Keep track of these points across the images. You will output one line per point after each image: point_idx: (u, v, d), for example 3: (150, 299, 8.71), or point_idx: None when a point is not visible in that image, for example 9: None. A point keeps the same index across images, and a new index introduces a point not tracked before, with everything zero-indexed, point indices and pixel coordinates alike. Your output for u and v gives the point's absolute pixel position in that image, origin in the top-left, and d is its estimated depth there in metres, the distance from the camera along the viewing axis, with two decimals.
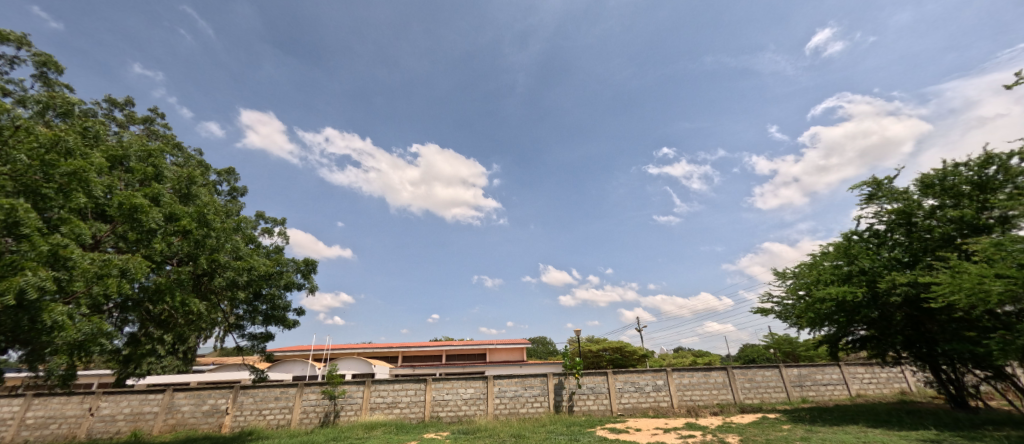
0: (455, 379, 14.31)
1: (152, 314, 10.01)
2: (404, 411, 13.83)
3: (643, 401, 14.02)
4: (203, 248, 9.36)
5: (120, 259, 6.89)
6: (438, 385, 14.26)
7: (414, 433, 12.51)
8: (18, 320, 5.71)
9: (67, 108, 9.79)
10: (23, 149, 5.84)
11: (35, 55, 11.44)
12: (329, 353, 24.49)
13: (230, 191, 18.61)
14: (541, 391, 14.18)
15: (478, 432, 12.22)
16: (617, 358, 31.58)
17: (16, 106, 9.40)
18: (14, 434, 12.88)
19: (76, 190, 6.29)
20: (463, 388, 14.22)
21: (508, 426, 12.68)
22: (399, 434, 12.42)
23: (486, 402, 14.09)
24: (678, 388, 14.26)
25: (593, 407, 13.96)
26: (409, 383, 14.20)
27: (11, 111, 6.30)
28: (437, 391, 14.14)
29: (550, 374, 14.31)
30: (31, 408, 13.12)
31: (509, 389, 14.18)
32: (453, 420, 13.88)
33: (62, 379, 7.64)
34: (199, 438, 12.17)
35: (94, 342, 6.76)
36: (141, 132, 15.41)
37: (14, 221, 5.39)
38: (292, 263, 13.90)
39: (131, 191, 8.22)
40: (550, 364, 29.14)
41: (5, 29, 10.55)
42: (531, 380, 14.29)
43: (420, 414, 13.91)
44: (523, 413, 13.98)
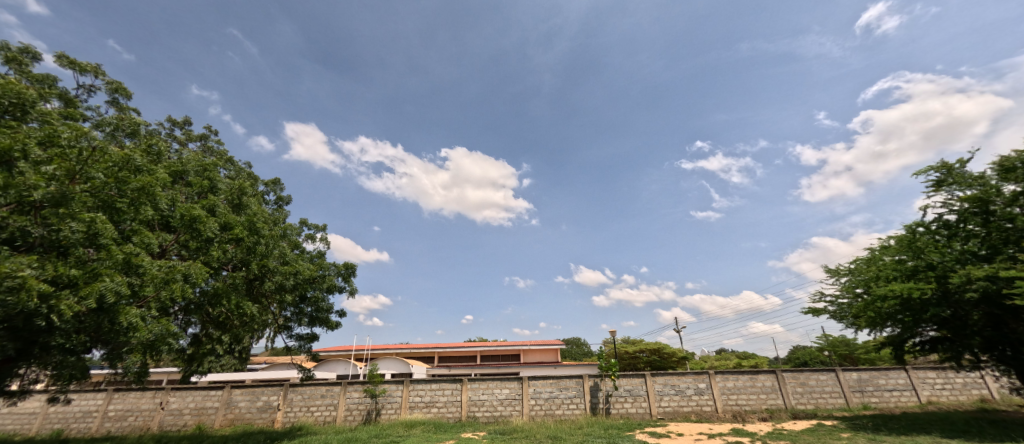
0: (490, 380, 14.55)
1: (212, 317, 10.84)
2: (441, 410, 14.19)
3: (685, 405, 13.68)
4: (254, 254, 10.05)
5: (183, 265, 7.48)
6: (474, 386, 14.53)
7: (452, 432, 12.83)
8: (100, 322, 6.33)
9: (134, 129, 10.78)
10: (100, 168, 6.43)
11: (109, 83, 12.59)
12: (369, 353, 25.34)
13: (278, 200, 19.82)
14: (577, 393, 14.12)
15: (514, 432, 12.35)
16: (654, 360, 30.90)
17: (92, 129, 10.33)
18: (99, 425, 14.17)
19: (144, 204, 6.97)
20: (499, 390, 14.41)
21: (545, 427, 12.71)
22: (438, 432, 12.78)
23: (521, 403, 14.22)
24: (722, 392, 13.81)
25: (630, 409, 13.78)
26: (445, 383, 14.52)
27: (85, 134, 6.40)
28: (474, 391, 14.40)
29: (584, 375, 14.22)
30: (112, 401, 14.40)
31: (545, 390, 14.24)
32: (489, 420, 14.08)
33: (137, 376, 8.31)
34: (254, 432, 13.02)
35: (163, 342, 7.39)
36: (198, 148, 16.63)
37: (94, 232, 6.09)
38: (334, 267, 14.63)
39: (192, 203, 9.00)
40: (586, 366, 29.01)
41: (83, 61, 11.69)
42: (567, 382, 14.26)
43: (457, 414, 14.21)
44: (560, 414, 13.99)
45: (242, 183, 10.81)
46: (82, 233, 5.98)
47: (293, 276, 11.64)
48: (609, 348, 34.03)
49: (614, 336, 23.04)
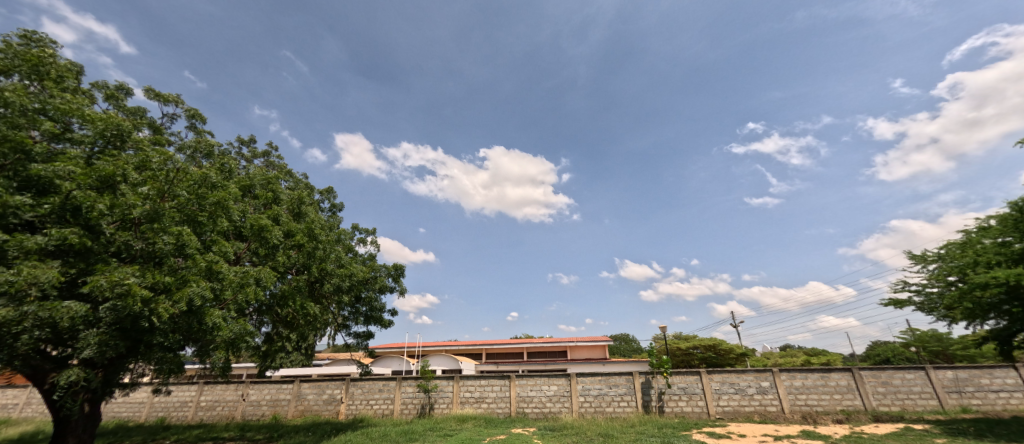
0: (537, 376, 14.73)
1: (281, 317, 11.81)
2: (491, 406, 14.56)
3: (746, 405, 13.16)
4: (314, 259, 10.70)
5: (255, 270, 8.23)
6: (522, 382, 14.78)
7: (503, 427, 13.16)
8: (190, 323, 7.13)
9: (209, 150, 11.91)
10: (183, 186, 7.26)
11: (187, 110, 13.97)
12: (420, 350, 26.35)
13: (332, 208, 21.10)
14: (627, 390, 14.01)
15: (564, 429, 12.45)
16: (710, 357, 29.87)
17: (177, 153, 11.56)
18: (192, 414, 15.91)
19: (220, 216, 7.76)
20: (546, 385, 14.56)
21: (595, 424, 12.70)
22: (489, 427, 13.16)
23: (570, 400, 14.29)
24: (790, 391, 13.13)
25: (685, 408, 13.45)
26: (494, 379, 14.91)
27: (169, 157, 7.28)
28: (522, 387, 14.66)
29: (635, 372, 14.06)
30: (202, 393, 16.12)
31: (594, 387, 14.24)
32: (539, 416, 14.28)
33: (222, 370, 9.27)
34: (322, 424, 14.12)
35: (241, 340, 8.20)
36: (262, 164, 18.06)
37: (181, 243, 6.88)
38: (384, 268, 15.38)
39: (259, 214, 9.89)
40: (637, 363, 28.48)
41: (166, 92, 13.06)
42: (616, 379, 14.17)
43: (507, 410, 14.53)
44: (610, 412, 13.92)
45: (301, 193, 11.68)
46: (172, 244, 6.81)
47: (349, 278, 12.42)
48: (660, 344, 33.18)
49: (665, 332, 22.48)
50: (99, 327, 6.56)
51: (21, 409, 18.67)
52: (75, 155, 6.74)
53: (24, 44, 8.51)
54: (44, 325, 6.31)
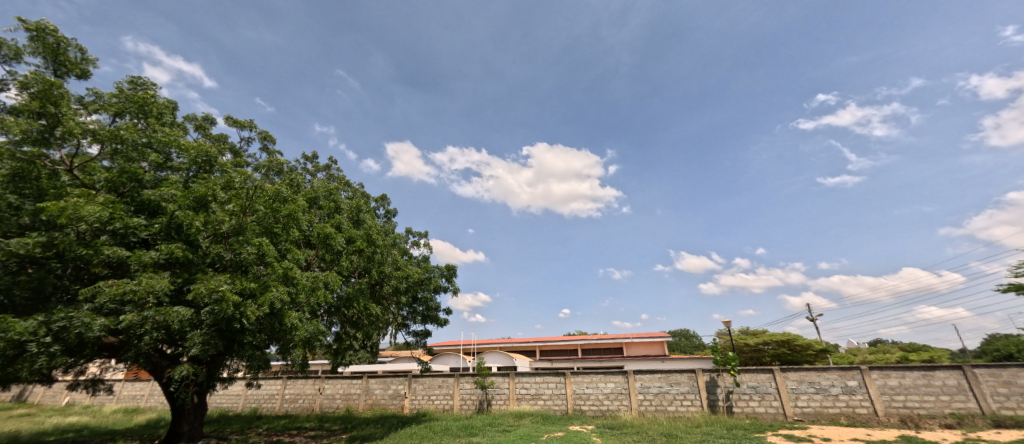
0: (593, 374, 14.84)
1: (348, 317, 12.78)
2: (547, 403, 14.93)
3: (830, 406, 12.13)
4: (373, 262, 11.53)
5: (323, 275, 8.97)
6: (578, 379, 14.97)
7: (560, 424, 13.35)
8: (273, 323, 7.96)
9: (280, 167, 13.12)
10: (261, 202, 8.26)
11: (259, 133, 15.43)
12: (475, 347, 27.13)
13: (388, 214, 22.31)
14: (691, 388, 13.61)
15: (624, 427, 12.39)
16: (786, 353, 28.37)
17: (254, 173, 12.86)
18: (282, 405, 19.48)
19: (291, 226, 8.66)
20: (602, 383, 14.64)
21: (656, 423, 12.57)
22: (545, 424, 13.38)
23: (629, 397, 14.20)
24: (882, 392, 11.75)
25: (757, 409, 12.79)
26: (549, 377, 15.26)
27: (245, 176, 8.39)
28: (577, 384, 14.86)
29: (698, 370, 13.66)
30: (289, 388, 19.59)
31: (654, 385, 14.01)
32: (596, 414, 14.39)
33: (300, 367, 10.19)
34: (388, 416, 16.38)
35: (315, 339, 8.98)
36: (324, 177, 19.53)
37: (262, 252, 7.81)
38: (438, 268, 16.06)
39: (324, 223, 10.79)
40: (700, 359, 27.37)
41: (243, 118, 14.54)
42: (678, 377, 13.83)
43: (564, 407, 14.79)
44: (672, 411, 13.61)
45: (359, 201, 12.53)
46: (256, 253, 7.82)
47: (406, 279, 13.16)
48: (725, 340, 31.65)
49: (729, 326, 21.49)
50: (202, 328, 7.59)
51: (146, 398, 21.57)
52: (175, 179, 8.12)
53: (132, 88, 10.12)
54: (159, 328, 7.49)
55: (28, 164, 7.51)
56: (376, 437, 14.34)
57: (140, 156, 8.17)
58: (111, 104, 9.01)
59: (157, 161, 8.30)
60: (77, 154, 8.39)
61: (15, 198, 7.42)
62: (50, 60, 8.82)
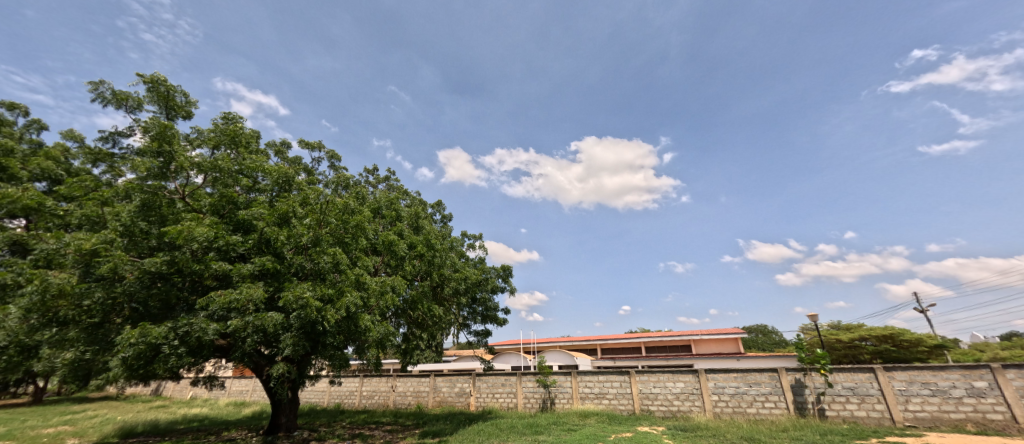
0: (660, 373, 14.42)
1: (414, 319, 13.62)
2: (612, 402, 14.86)
3: (951, 411, 10.58)
4: (434, 265, 12.13)
5: (389, 280, 9.85)
6: (643, 378, 14.67)
7: (628, 424, 13.19)
8: (350, 325, 9.05)
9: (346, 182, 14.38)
10: (332, 216, 10.06)
11: (326, 153, 16.92)
12: (535, 346, 27.28)
13: (444, 218, 23.22)
14: (774, 389, 12.66)
15: (698, 430, 11.93)
16: (890, 350, 25.26)
17: (325, 188, 14.21)
18: (360, 401, 21.13)
19: (358, 236, 10.25)
20: (671, 382, 14.14)
21: (735, 427, 11.95)
22: (612, 424, 13.37)
23: (702, 397, 13.58)
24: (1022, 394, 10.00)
25: (857, 412, 11.56)
26: (613, 375, 15.17)
27: (314, 195, 10.31)
28: (643, 384, 14.56)
29: (781, 369, 12.65)
30: (366, 385, 21.20)
31: (729, 385, 13.25)
32: (666, 415, 13.94)
33: (375, 366, 11.07)
34: (456, 413, 17.09)
35: (387, 339, 9.86)
36: (384, 188, 20.91)
37: (336, 261, 9.35)
38: (494, 269, 16.50)
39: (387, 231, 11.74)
40: (784, 357, 25.18)
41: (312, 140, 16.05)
42: (757, 377, 12.94)
43: (630, 407, 14.59)
44: (753, 413, 12.78)
45: (417, 209, 13.33)
46: (331, 262, 9.25)
47: (463, 280, 13.72)
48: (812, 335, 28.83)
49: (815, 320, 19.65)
50: (291, 331, 8.76)
51: (250, 393, 24.46)
52: (259, 198, 10.33)
53: (225, 123, 11.99)
54: (256, 330, 9.01)
55: (153, 195, 9.78)
56: (447, 432, 15.10)
57: (233, 181, 10.52)
58: (210, 139, 11.08)
59: (246, 184, 10.67)
60: (187, 184, 10.70)
61: (145, 224, 9.84)
62: (163, 106, 11.72)
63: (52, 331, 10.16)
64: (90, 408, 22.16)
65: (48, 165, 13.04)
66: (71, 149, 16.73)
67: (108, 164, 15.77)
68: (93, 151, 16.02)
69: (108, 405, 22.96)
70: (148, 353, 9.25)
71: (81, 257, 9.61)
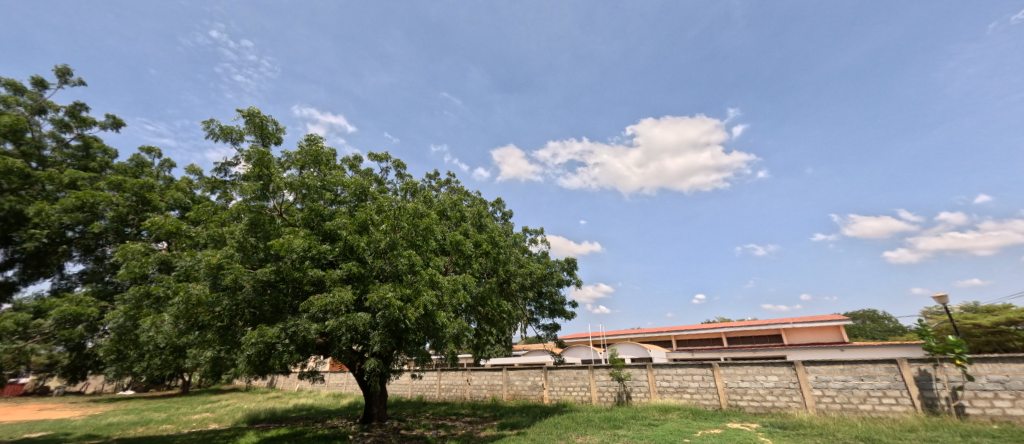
0: (748, 366, 13.34)
1: (484, 314, 14.29)
2: (695, 397, 14.04)
3: None
4: (499, 262, 13.12)
5: (460, 279, 11.60)
6: (729, 372, 13.68)
7: (715, 420, 12.43)
8: (428, 322, 10.78)
9: (413, 188, 15.54)
10: (406, 220, 11.46)
11: (394, 162, 18.23)
12: (605, 339, 26.78)
13: (505, 215, 23.65)
14: (893, 383, 11.04)
15: (800, 428, 10.85)
16: None
17: (398, 194, 15.47)
18: (440, 393, 22.51)
19: (428, 237, 11.78)
20: (762, 376, 13.02)
21: (846, 425, 10.67)
22: (698, 419, 12.70)
23: (801, 391, 12.33)
24: None
25: (1010, 411, 9.66)
26: (693, 369, 14.37)
27: (389, 204, 11.51)
28: (729, 377, 13.59)
29: (901, 361, 11.01)
30: (443, 378, 22.58)
31: (834, 378, 11.85)
32: (759, 411, 12.87)
33: (451, 359, 11.92)
34: (532, 406, 17.43)
35: (462, 335, 11.52)
36: (446, 190, 21.95)
37: (411, 265, 10.86)
38: (558, 262, 16.69)
39: (454, 231, 12.86)
40: (902, 346, 21.83)
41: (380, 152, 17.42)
42: (869, 369, 11.42)
43: (716, 402, 13.68)
44: (868, 410, 11.28)
45: (480, 209, 14.32)
46: (407, 264, 10.72)
47: (529, 275, 14.42)
48: (938, 320, 24.77)
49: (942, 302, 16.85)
50: (379, 329, 10.20)
51: (345, 386, 27.20)
52: (341, 209, 11.66)
53: (309, 144, 13.63)
54: (349, 329, 10.03)
55: (258, 214, 11.40)
56: (524, 424, 15.47)
57: (319, 195, 12.11)
58: (298, 160, 12.32)
59: (330, 197, 12.25)
60: (283, 202, 12.32)
61: (254, 239, 11.47)
62: (259, 135, 13.50)
63: (195, 334, 12.10)
64: (224, 398, 26.30)
65: (180, 194, 15.94)
66: (193, 180, 19.87)
67: (221, 190, 18.56)
68: (211, 180, 18.89)
69: (236, 396, 27.06)
70: (265, 350, 10.79)
71: (209, 271, 11.35)
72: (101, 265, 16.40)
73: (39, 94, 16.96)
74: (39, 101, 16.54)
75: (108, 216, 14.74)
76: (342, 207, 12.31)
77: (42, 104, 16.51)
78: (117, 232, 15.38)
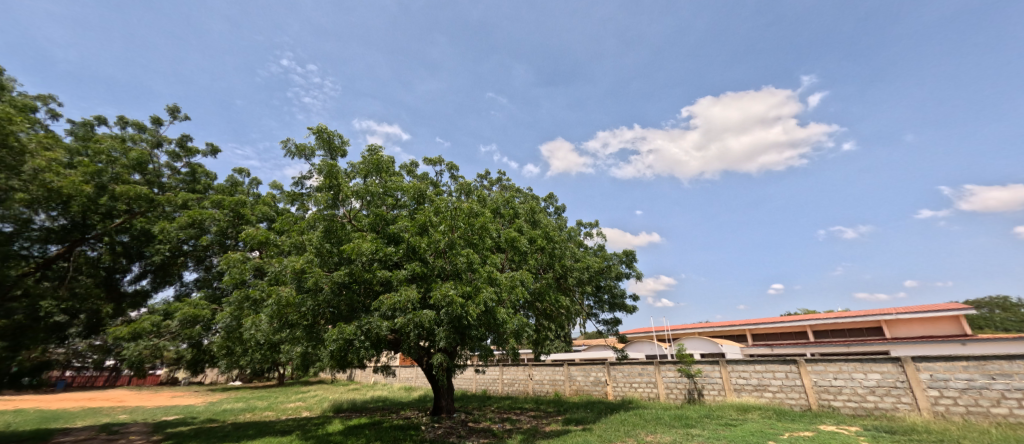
0: (841, 362, 11.95)
1: (542, 310, 14.38)
2: (779, 396, 12.90)
3: None
4: (555, 257, 13.15)
5: (518, 275, 11.78)
6: (817, 369, 12.36)
7: (805, 422, 11.31)
8: (489, 318, 11.09)
9: (467, 188, 16.07)
10: (462, 220, 11.91)
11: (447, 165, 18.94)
12: (670, 333, 25.55)
13: (558, 210, 23.50)
14: None
15: (912, 433, 9.52)
16: None
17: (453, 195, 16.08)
18: (502, 387, 22.98)
19: (483, 235, 12.14)
20: (861, 374, 11.60)
21: (976, 432, 9.12)
22: (783, 420, 11.65)
23: (911, 391, 10.80)
24: None
25: None
26: (774, 365, 13.19)
27: (445, 205, 12.05)
28: (818, 375, 12.29)
29: None
30: (505, 373, 23.00)
31: (955, 377, 10.19)
32: (857, 413, 11.49)
33: (513, 355, 12.15)
34: (596, 402, 17.15)
35: (521, 331, 11.71)
36: (498, 188, 22.32)
37: (469, 264, 11.31)
38: (615, 255, 16.34)
39: (508, 228, 13.09)
40: None
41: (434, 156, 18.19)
42: (1000, 367, 9.69)
43: (805, 402, 12.42)
44: (1003, 415, 9.56)
45: (533, 205, 14.42)
46: (466, 262, 11.18)
47: (586, 269, 14.33)
48: None
49: None
50: (443, 326, 10.65)
51: (415, 379, 28.86)
52: (402, 213, 12.41)
53: (371, 154, 14.65)
54: (416, 325, 10.64)
55: (331, 222, 12.49)
56: (589, 420, 15.29)
57: (382, 201, 13.03)
58: (362, 170, 13.32)
59: (391, 202, 13.17)
60: (351, 209, 13.38)
61: (329, 245, 12.55)
62: (328, 149, 14.79)
63: (286, 331, 13.12)
64: (313, 389, 29.23)
65: (266, 208, 18.06)
66: (277, 195, 22.22)
67: (299, 202, 20.57)
68: (290, 193, 20.99)
69: (323, 387, 29.92)
70: (344, 346, 11.79)
71: (294, 275, 12.50)
72: (209, 273, 18.95)
73: (156, 130, 20.11)
74: (157, 137, 19.63)
75: (213, 230, 16.96)
76: (403, 211, 13.10)
77: (159, 139, 19.50)
78: (220, 244, 17.67)
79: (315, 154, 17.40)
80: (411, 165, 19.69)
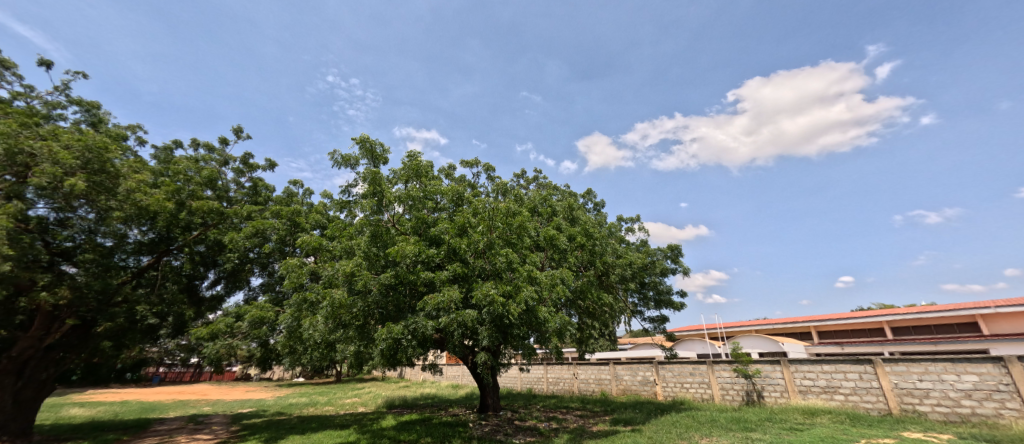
0: (925, 362, 10.67)
1: (584, 308, 14.15)
2: (852, 399, 11.72)
3: None
4: (595, 254, 12.90)
5: (558, 273, 11.65)
6: (897, 370, 11.11)
7: (885, 429, 10.18)
8: (530, 316, 11.05)
9: (504, 189, 16.17)
10: (501, 220, 12.00)
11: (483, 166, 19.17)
12: (724, 331, 24.17)
13: (597, 206, 23.01)
14: None
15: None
16: None
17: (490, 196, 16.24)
18: (548, 386, 22.84)
19: (521, 234, 12.14)
20: (952, 376, 10.27)
21: None
22: (857, 426, 10.58)
23: (1018, 396, 9.39)
24: None
25: None
26: (845, 365, 12.02)
27: (484, 205, 12.18)
28: (898, 376, 11.05)
29: None
30: (550, 372, 22.84)
31: None
32: (949, 419, 10.19)
33: (556, 353, 12.04)
34: (645, 402, 16.57)
35: (563, 329, 11.58)
36: (535, 187, 22.25)
37: (509, 263, 11.37)
38: (659, 251, 15.75)
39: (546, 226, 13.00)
40: None
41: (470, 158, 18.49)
42: None
43: (884, 406, 11.18)
44: None
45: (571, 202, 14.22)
46: (505, 261, 11.25)
47: (628, 266, 13.93)
48: None
49: None
50: (486, 324, 10.73)
51: (462, 377, 29.51)
52: (442, 216, 12.71)
53: (411, 159, 15.14)
54: (460, 325, 10.81)
55: (376, 226, 13.04)
56: (638, 421, 14.81)
57: (422, 204, 13.38)
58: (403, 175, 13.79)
59: (431, 205, 13.51)
60: (393, 213, 13.90)
61: (375, 249, 13.10)
62: (371, 158, 15.48)
63: (339, 332, 13.78)
64: (368, 386, 30.82)
65: (318, 216, 19.23)
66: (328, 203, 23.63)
67: (348, 209, 21.74)
68: (339, 201, 22.25)
69: (377, 384, 31.44)
70: (392, 345, 12.25)
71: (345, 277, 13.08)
72: (272, 277, 20.50)
73: (223, 150, 22.13)
74: (224, 156, 21.60)
75: (274, 238, 18.27)
76: (442, 213, 13.43)
77: (225, 157, 21.39)
78: (280, 251, 19.00)
79: (359, 163, 18.31)
80: (450, 169, 20.13)
